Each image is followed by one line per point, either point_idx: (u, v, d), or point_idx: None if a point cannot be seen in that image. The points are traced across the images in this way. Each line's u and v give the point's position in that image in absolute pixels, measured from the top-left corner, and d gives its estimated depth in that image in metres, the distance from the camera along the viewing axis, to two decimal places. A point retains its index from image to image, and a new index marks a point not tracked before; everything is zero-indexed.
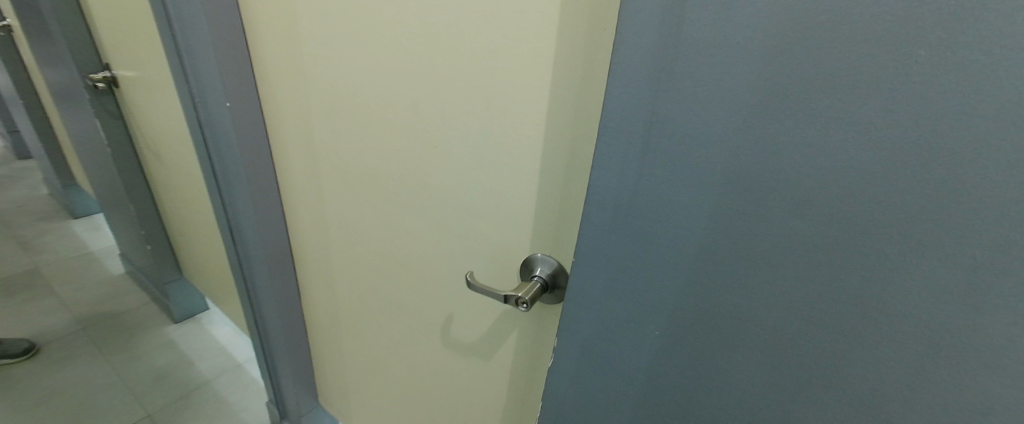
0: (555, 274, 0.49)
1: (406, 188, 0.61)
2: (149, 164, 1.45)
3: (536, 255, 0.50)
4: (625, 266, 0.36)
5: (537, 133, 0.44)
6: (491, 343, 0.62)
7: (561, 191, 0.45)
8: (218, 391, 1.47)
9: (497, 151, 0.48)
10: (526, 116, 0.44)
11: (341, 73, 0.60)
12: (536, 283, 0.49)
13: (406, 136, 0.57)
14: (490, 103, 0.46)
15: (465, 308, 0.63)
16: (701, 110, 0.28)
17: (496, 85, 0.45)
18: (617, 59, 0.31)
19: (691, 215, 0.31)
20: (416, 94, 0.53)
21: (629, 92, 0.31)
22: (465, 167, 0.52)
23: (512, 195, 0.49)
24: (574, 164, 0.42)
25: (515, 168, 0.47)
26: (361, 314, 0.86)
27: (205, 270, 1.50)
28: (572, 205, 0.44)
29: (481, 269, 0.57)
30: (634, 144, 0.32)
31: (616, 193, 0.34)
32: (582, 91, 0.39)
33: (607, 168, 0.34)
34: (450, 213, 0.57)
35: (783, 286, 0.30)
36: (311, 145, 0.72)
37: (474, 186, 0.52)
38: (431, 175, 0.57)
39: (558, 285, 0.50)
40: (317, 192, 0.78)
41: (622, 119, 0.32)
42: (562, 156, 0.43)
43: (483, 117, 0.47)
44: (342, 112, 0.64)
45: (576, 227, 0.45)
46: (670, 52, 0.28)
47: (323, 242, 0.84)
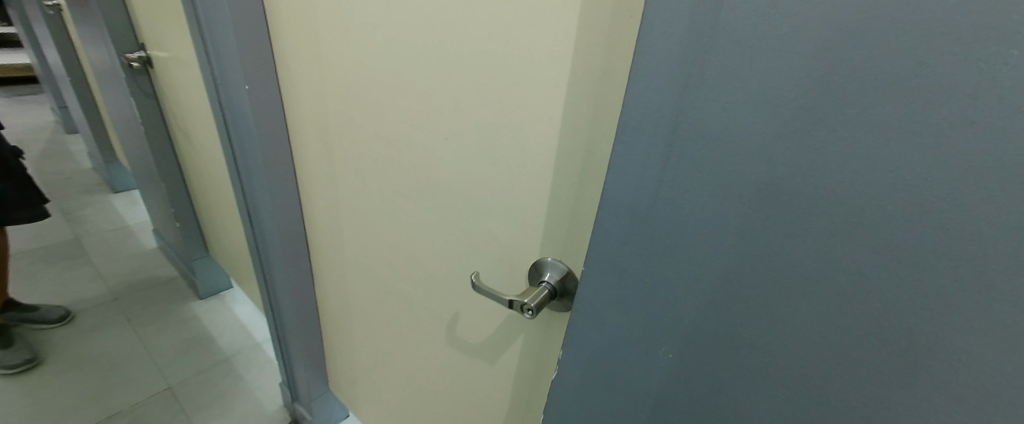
0: (565, 281, 0.46)
1: (417, 180, 0.60)
2: (179, 143, 1.49)
3: (545, 259, 0.47)
4: (638, 280, 0.33)
5: (552, 130, 0.41)
6: (497, 345, 0.60)
7: (576, 193, 0.41)
8: (235, 367, 1.52)
9: (510, 147, 0.45)
10: (542, 111, 0.41)
11: (357, 60, 0.58)
12: (544, 289, 0.46)
13: (419, 128, 0.55)
14: (504, 95, 0.43)
15: (472, 307, 0.61)
16: (734, 111, 0.24)
17: (510, 76, 0.42)
18: (641, 52, 0.27)
19: (717, 230, 0.27)
20: (429, 83, 0.50)
21: (653, 89, 0.27)
22: (477, 163, 0.50)
23: (525, 195, 0.46)
24: (592, 165, 0.39)
25: (528, 165, 0.45)
26: (370, 305, 0.85)
27: (228, 249, 1.54)
28: (587, 208, 0.41)
29: (490, 269, 0.55)
30: (657, 148, 0.29)
31: (633, 201, 0.31)
32: (602, 86, 0.36)
33: (625, 173, 0.31)
34: (460, 209, 0.55)
35: (819, 321, 0.26)
36: (327, 132, 0.71)
37: (485, 183, 0.50)
38: (443, 170, 0.55)
39: (567, 293, 0.47)
40: (331, 180, 0.77)
41: (643, 118, 0.29)
42: (578, 155, 0.40)
43: (497, 110, 0.44)
44: (357, 100, 0.62)
45: (589, 232, 0.42)
46: (701, 44, 0.24)
47: (336, 230, 0.83)
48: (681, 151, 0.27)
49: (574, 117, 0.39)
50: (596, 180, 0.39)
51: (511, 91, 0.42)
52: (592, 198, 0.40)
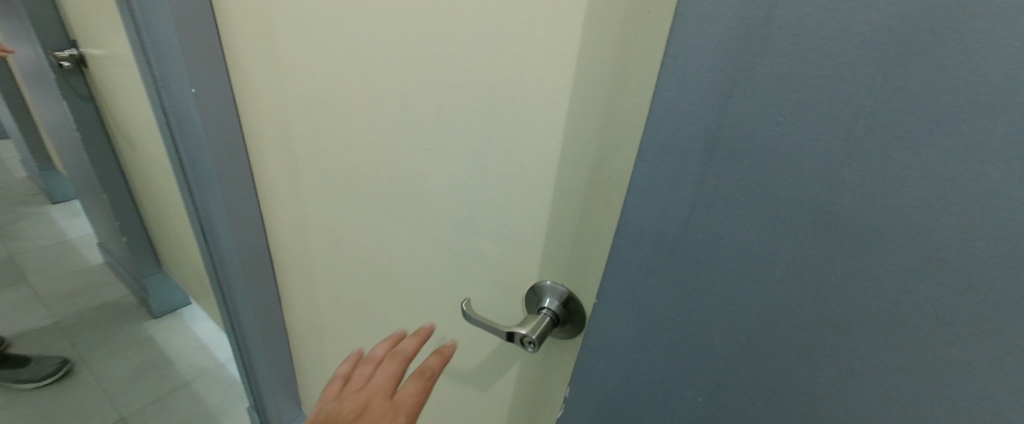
0: (567, 306, 0.41)
1: (395, 194, 0.54)
2: (122, 150, 1.35)
3: (545, 283, 0.42)
4: (662, 316, 0.29)
5: (552, 140, 0.36)
6: (489, 371, 0.55)
7: (581, 211, 0.37)
8: (197, 392, 1.40)
9: (502, 159, 0.40)
10: (540, 121, 0.36)
11: (321, 60, 0.52)
12: (545, 317, 0.41)
13: (395, 137, 0.49)
14: (495, 101, 0.38)
15: (460, 331, 0.56)
16: (791, 127, 0.20)
17: (503, 78, 0.36)
18: (670, 55, 0.23)
19: (763, 262, 0.23)
20: (407, 87, 0.44)
21: (686, 100, 0.23)
22: (465, 177, 0.44)
23: (521, 214, 0.41)
24: (604, 182, 0.35)
25: (524, 179, 0.40)
26: (346, 326, 0.78)
27: (184, 265, 1.42)
28: (594, 228, 0.37)
29: (481, 292, 0.50)
30: (689, 169, 0.24)
31: (659, 228, 0.27)
32: (619, 96, 0.31)
33: (648, 196, 0.26)
34: (445, 226, 0.50)
35: (880, 369, 0.22)
36: (289, 140, 0.64)
37: (475, 199, 0.45)
38: (425, 183, 0.49)
39: (571, 319, 0.42)
40: (296, 192, 0.69)
41: (672, 134, 0.24)
42: (584, 170, 0.35)
43: (488, 118, 0.39)
44: (323, 105, 0.55)
45: (596, 254, 0.38)
46: (749, 46, 0.20)
47: (304, 247, 0.76)
48: (719, 173, 0.23)
49: (578, 127, 0.34)
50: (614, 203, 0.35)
51: (502, 96, 0.37)
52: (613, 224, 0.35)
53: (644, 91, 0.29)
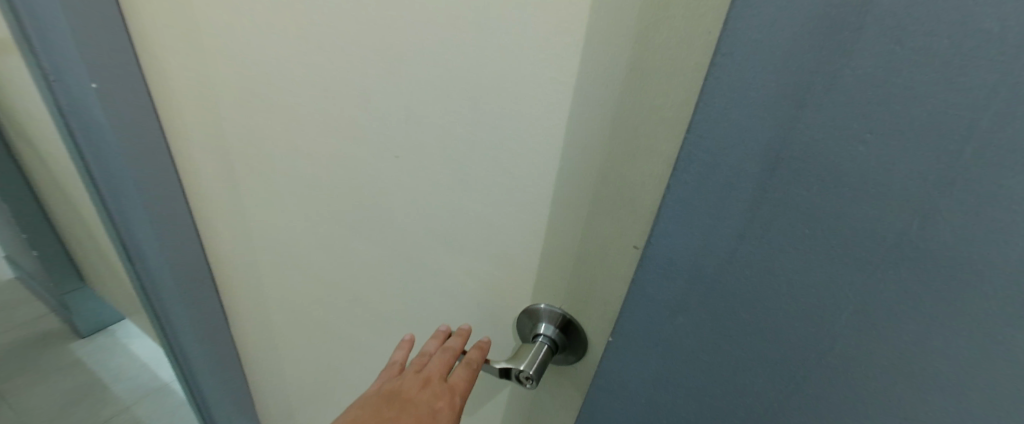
0: (566, 331, 0.36)
1: (357, 206, 0.46)
2: (20, 152, 1.16)
3: (540, 307, 0.37)
4: (692, 359, 0.25)
5: (549, 148, 0.30)
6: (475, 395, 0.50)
7: (583, 229, 0.32)
8: (138, 418, 1.26)
9: (487, 168, 0.34)
10: (534, 125, 0.30)
11: (255, 49, 0.43)
12: (542, 346, 0.36)
13: (354, 140, 0.41)
14: (478, 100, 0.32)
15: None
16: (880, 145, 0.16)
17: (487, 74, 0.30)
18: (721, 50, 0.17)
19: (824, 300, 0.20)
20: (364, 82, 0.37)
21: (741, 110, 0.18)
22: (442, 188, 0.38)
23: (513, 230, 0.36)
24: (614, 200, 0.29)
25: (513, 192, 0.34)
26: (307, 346, 0.70)
27: (111, 280, 1.25)
28: (598, 248, 0.32)
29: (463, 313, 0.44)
30: (740, 193, 0.19)
31: (694, 262, 0.22)
32: (638, 100, 0.25)
33: (683, 225, 0.22)
34: (419, 242, 0.43)
35: (949, 413, 0.19)
36: (223, 142, 0.54)
37: (456, 213, 0.38)
38: (395, 195, 0.42)
39: (571, 345, 0.37)
40: (237, 202, 0.60)
41: (719, 152, 0.19)
42: (587, 182, 0.30)
43: (469, 120, 0.33)
44: (262, 104, 0.46)
45: (599, 277, 0.33)
46: (833, 43, 0.15)
47: (252, 263, 0.66)
48: (780, 195, 0.19)
49: (581, 131, 0.29)
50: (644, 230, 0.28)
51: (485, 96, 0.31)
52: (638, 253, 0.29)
53: (672, 94, 0.24)
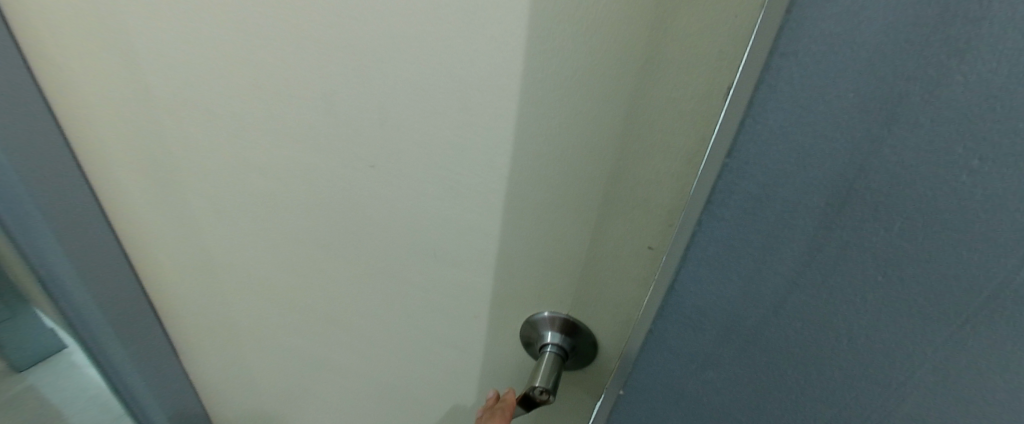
0: (575, 336, 0.32)
1: (319, 230, 0.38)
2: None
3: (541, 315, 0.33)
4: (723, 415, 0.21)
5: (547, 150, 0.25)
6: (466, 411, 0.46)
7: (590, 238, 0.28)
8: None
9: (476, 176, 0.29)
10: (531, 124, 0.25)
11: (155, 47, 0.33)
12: (551, 358, 0.32)
13: (310, 153, 0.33)
14: (464, 96, 0.26)
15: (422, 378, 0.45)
16: (982, 165, 0.12)
17: (474, 63, 0.24)
18: (780, 50, 0.13)
19: (892, 356, 0.16)
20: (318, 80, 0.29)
21: (804, 128, 0.13)
22: (428, 201, 0.32)
23: (505, 247, 0.31)
24: (625, 205, 0.25)
25: (506, 202, 0.29)
26: (255, 389, 0.61)
27: (40, 307, 1.12)
28: (607, 258, 0.28)
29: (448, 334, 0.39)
30: (795, 233, 0.15)
31: (730, 314, 0.17)
32: (658, 91, 0.21)
33: (718, 272, 0.17)
34: (395, 264, 0.37)
35: None
36: (127, 166, 0.43)
37: (437, 232, 0.33)
38: (361, 216, 0.35)
39: (582, 351, 0.33)
40: (156, 236, 0.49)
41: (773, 183, 0.14)
42: (595, 185, 0.26)
43: (456, 120, 0.27)
44: (174, 117, 0.36)
45: (609, 289, 0.29)
46: (932, 39, 0.11)
47: (183, 305, 0.55)
48: (846, 234, 0.15)
49: (586, 133, 0.24)
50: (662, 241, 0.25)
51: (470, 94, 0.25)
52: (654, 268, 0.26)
53: (698, 76, 0.20)
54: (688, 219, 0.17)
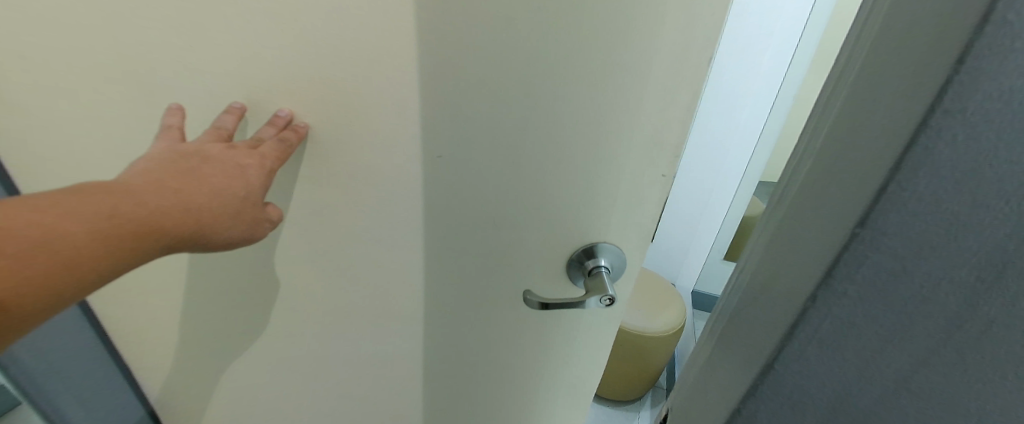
0: (615, 251, 0.32)
1: (349, 241, 0.35)
2: None
3: (582, 246, 0.32)
4: None
5: (570, 116, 0.26)
6: (496, 399, 0.47)
7: (612, 191, 0.29)
8: None
9: (513, 160, 0.28)
10: (556, 95, 0.25)
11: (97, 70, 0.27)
12: (602, 276, 0.32)
13: (347, 157, 0.30)
14: (496, 77, 0.25)
15: (450, 376, 0.45)
16: None
17: (503, 37, 0.24)
18: (940, 105, 0.11)
19: None
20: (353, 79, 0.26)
21: (964, 192, 0.11)
22: (473, 193, 0.30)
23: (529, 224, 0.32)
24: (641, 149, 0.27)
25: (540, 181, 0.29)
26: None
27: None
28: (627, 202, 0.30)
29: (477, 329, 0.40)
30: (934, 306, 0.13)
31: (843, 393, 0.15)
32: (659, 47, 0.23)
33: (832, 349, 0.15)
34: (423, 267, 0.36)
35: None
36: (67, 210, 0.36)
37: (475, 228, 0.33)
38: (382, 232, 0.34)
39: (621, 262, 0.33)
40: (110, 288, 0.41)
41: (915, 255, 0.12)
42: (617, 140, 0.27)
43: (497, 103, 0.26)
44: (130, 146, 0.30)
45: (628, 233, 0.32)
46: None
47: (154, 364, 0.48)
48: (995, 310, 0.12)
49: (602, 101, 0.25)
50: (735, 270, 0.23)
51: (502, 88, 0.25)
52: (720, 301, 0.24)
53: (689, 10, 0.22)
54: (790, 283, 0.15)
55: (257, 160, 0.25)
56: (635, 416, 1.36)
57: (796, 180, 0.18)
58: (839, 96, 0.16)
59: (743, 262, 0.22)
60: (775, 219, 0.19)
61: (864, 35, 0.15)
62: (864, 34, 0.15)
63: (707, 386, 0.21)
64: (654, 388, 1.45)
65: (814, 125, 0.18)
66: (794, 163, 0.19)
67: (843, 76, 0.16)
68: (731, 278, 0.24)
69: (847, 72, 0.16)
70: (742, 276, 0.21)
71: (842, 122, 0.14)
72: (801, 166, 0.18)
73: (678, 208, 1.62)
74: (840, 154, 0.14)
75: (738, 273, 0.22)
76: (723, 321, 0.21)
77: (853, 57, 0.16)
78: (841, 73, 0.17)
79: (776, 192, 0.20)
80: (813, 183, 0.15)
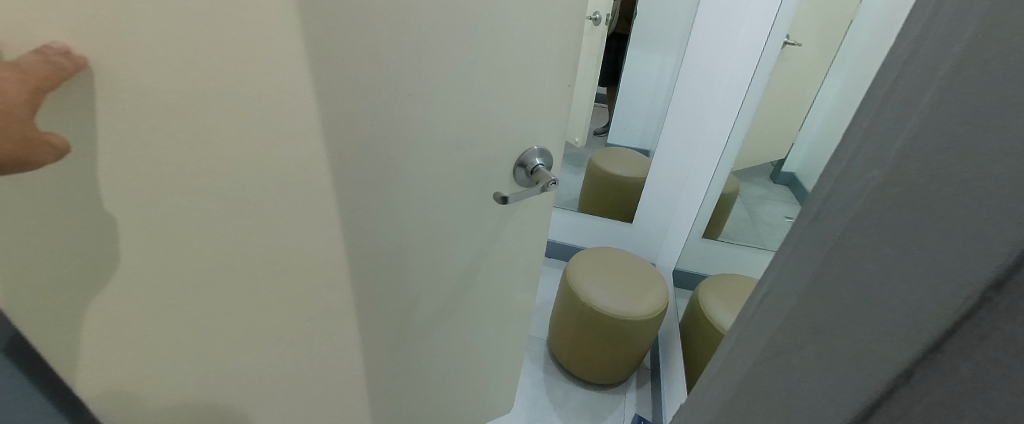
0: (543, 151, 0.65)
1: (410, 156, 0.56)
2: None
3: (529, 152, 0.64)
4: None
5: (533, 64, 0.56)
6: (493, 252, 0.76)
7: (551, 100, 0.62)
8: None
9: (506, 95, 0.57)
10: (529, 57, 0.55)
11: (229, 52, 0.39)
12: (543, 169, 0.65)
13: (425, 105, 0.53)
14: (499, 53, 0.53)
15: (470, 241, 0.71)
16: None
17: (502, 36, 0.52)
18: (983, 215, 0.15)
19: None
20: (423, 55, 0.49)
21: (965, 281, 0.16)
22: (486, 120, 0.58)
23: (515, 132, 0.62)
24: (566, 72, 0.59)
25: (519, 105, 0.59)
26: (313, 348, 0.67)
27: None
28: (559, 104, 0.63)
29: (480, 204, 0.67)
30: (938, 373, 0.17)
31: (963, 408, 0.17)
32: (574, 22, 0.55)
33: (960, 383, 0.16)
34: (452, 170, 0.61)
35: None
36: (110, 182, 0.40)
37: (490, 140, 0.61)
38: (439, 148, 0.58)
39: (544, 155, 0.66)
40: (160, 250, 0.46)
41: None
42: (556, 68, 0.58)
43: (495, 71, 0.54)
44: (257, 102, 0.42)
45: (555, 129, 0.65)
46: None
47: (196, 323, 0.53)
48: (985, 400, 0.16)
49: (550, 56, 0.56)
50: (772, 274, 0.28)
51: (509, 59, 0.54)
52: (755, 300, 0.29)
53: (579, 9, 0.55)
54: (921, 313, 0.17)
55: (19, 76, 0.30)
56: (620, 397, 1.38)
57: (834, 223, 0.22)
58: (887, 146, 0.19)
59: (777, 275, 0.27)
60: (814, 252, 0.23)
61: (917, 93, 0.18)
62: (923, 67, 0.18)
63: (748, 363, 0.27)
64: (638, 369, 1.46)
65: (850, 157, 0.22)
66: (827, 191, 0.23)
67: (912, 87, 0.18)
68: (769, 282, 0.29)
69: (895, 127, 0.19)
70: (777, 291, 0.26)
71: (887, 188, 0.18)
72: (836, 200, 0.22)
73: (657, 184, 1.68)
74: (959, 192, 0.15)
75: (773, 283, 0.27)
76: (762, 322, 0.27)
77: (895, 111, 0.19)
78: (904, 80, 0.19)
79: (811, 215, 0.24)
80: (856, 234, 0.20)
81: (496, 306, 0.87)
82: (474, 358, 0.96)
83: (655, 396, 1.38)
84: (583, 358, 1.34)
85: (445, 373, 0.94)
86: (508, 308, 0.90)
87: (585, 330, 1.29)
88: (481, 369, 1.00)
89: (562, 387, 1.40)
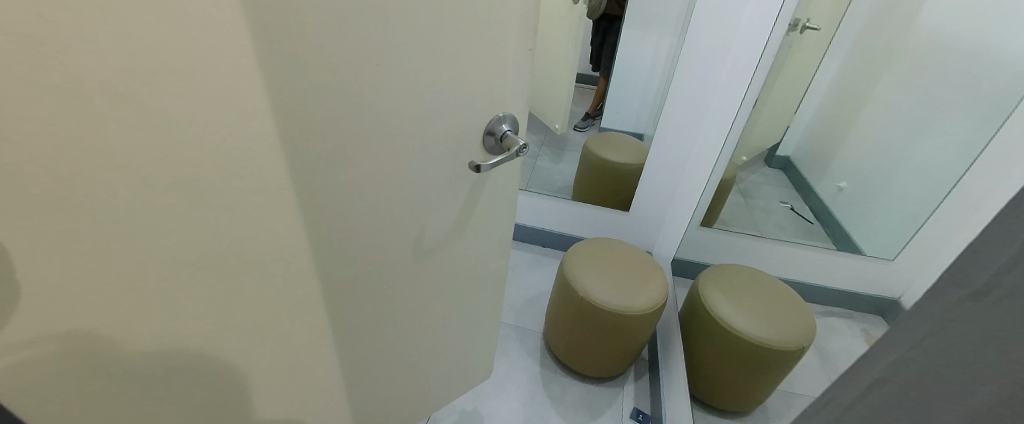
0: (509, 119, 0.69)
1: (384, 134, 0.55)
2: None
3: (497, 119, 0.67)
4: None
5: (496, 30, 0.58)
6: (466, 220, 0.77)
7: (513, 66, 0.64)
8: None
9: (474, 63, 0.58)
10: (494, 23, 0.57)
11: (178, 24, 0.33)
12: (511, 135, 0.68)
13: (402, 78, 0.52)
14: (467, 20, 0.54)
15: (444, 213, 0.72)
16: None
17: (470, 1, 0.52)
18: None
19: None
20: (395, 29, 0.48)
21: None
22: (459, 89, 0.59)
23: (483, 99, 0.63)
24: (526, 37, 0.62)
25: (485, 73, 0.61)
26: (296, 342, 0.64)
27: None
28: (519, 70, 0.65)
29: (453, 173, 0.68)
30: None
31: None
32: None
33: None
34: (427, 142, 0.61)
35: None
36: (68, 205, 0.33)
37: (463, 108, 0.62)
38: (416, 122, 0.57)
39: (510, 123, 0.69)
40: (106, 277, 0.37)
41: None
42: (516, 34, 0.61)
43: (464, 39, 0.55)
44: (229, 86, 0.39)
45: (516, 94, 0.68)
46: None
47: (161, 360, 0.46)
48: None
49: (510, 23, 0.59)
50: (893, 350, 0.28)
51: (476, 26, 0.55)
52: (860, 377, 0.30)
53: None
54: None
55: None
56: (618, 391, 1.36)
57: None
58: None
59: (892, 365, 0.27)
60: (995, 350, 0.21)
61: None
62: None
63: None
64: (636, 362, 1.45)
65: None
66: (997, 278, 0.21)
67: None
68: (873, 363, 0.29)
69: None
70: (898, 386, 0.27)
71: None
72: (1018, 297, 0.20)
73: (656, 172, 1.65)
74: None
75: (890, 369, 0.27)
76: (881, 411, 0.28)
77: None
78: None
79: (964, 295, 0.23)
80: None
81: (470, 275, 0.89)
82: (453, 330, 0.97)
83: (653, 389, 1.37)
84: (580, 351, 1.31)
85: (424, 350, 0.93)
86: (481, 276, 0.92)
87: (583, 326, 1.26)
88: (460, 340, 1.02)
89: (559, 381, 1.37)
